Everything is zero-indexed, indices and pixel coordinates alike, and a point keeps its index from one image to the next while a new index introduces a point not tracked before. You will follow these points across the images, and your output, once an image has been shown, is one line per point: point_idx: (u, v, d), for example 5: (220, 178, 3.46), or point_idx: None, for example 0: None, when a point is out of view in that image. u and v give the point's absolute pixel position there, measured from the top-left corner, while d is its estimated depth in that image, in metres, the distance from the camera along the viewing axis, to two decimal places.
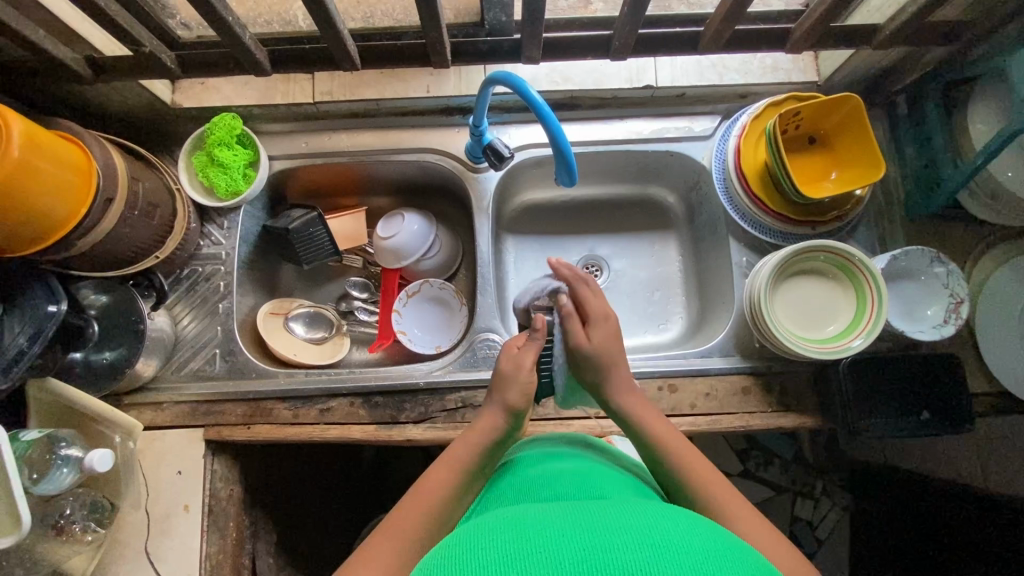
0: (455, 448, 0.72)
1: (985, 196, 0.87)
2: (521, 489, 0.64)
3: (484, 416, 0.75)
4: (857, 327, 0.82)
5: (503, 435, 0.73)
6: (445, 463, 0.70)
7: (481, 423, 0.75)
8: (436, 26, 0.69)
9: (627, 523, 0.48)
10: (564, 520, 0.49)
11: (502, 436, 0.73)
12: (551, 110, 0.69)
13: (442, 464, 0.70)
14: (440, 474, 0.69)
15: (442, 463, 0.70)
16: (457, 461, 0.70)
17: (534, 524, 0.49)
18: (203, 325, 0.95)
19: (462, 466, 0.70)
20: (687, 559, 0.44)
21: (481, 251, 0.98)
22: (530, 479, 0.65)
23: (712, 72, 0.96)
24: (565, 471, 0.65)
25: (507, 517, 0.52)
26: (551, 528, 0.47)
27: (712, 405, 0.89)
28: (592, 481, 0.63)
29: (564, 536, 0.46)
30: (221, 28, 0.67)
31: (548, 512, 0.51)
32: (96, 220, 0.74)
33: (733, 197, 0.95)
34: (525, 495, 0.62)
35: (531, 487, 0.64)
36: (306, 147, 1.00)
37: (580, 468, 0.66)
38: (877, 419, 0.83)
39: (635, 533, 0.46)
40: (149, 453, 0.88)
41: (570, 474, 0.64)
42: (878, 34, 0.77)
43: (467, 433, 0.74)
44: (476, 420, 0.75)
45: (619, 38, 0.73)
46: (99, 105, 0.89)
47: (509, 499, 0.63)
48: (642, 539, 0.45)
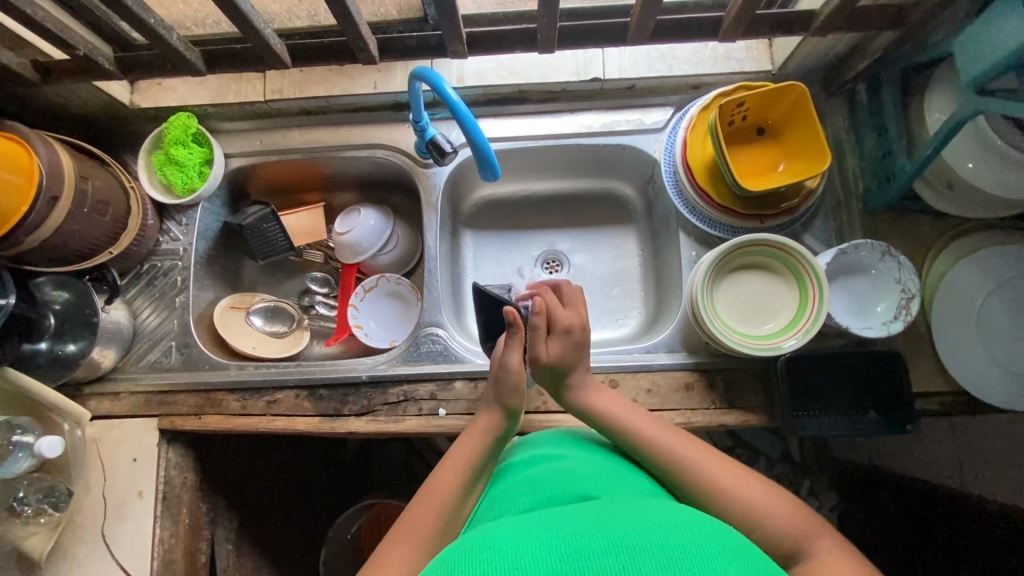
0: (457, 453, 0.73)
1: (940, 185, 0.84)
2: (511, 491, 0.65)
3: (482, 418, 0.77)
4: (794, 327, 0.80)
5: (504, 432, 0.76)
6: (450, 467, 0.71)
7: (478, 425, 0.77)
8: (353, 24, 0.71)
9: (596, 529, 0.48)
10: (540, 531, 0.49)
11: (502, 433, 0.76)
12: (467, 106, 0.70)
13: (448, 466, 0.71)
14: (446, 475, 0.70)
15: (446, 467, 0.71)
16: (460, 463, 0.71)
17: (513, 538, 0.49)
18: (162, 318, 0.98)
19: (468, 466, 0.71)
20: (666, 555, 0.44)
21: (429, 247, 0.98)
22: (515, 485, 0.66)
23: (661, 63, 0.95)
24: (551, 470, 0.65)
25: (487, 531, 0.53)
26: (525, 543, 0.48)
27: (654, 401, 0.88)
28: (577, 477, 0.63)
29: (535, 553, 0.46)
30: (145, 31, 0.69)
31: (531, 525, 0.51)
32: (41, 216, 0.77)
33: (681, 190, 0.93)
34: (512, 499, 0.63)
35: (519, 489, 0.64)
36: (261, 144, 1.02)
37: (563, 467, 0.66)
38: (816, 416, 0.81)
39: (607, 543, 0.46)
40: (105, 441, 0.92)
41: (553, 474, 0.64)
42: (815, 20, 0.74)
43: (465, 437, 0.75)
44: (474, 421, 0.77)
45: (543, 31, 0.73)
46: (59, 107, 0.93)
47: (497, 507, 0.63)
48: (613, 548, 0.45)
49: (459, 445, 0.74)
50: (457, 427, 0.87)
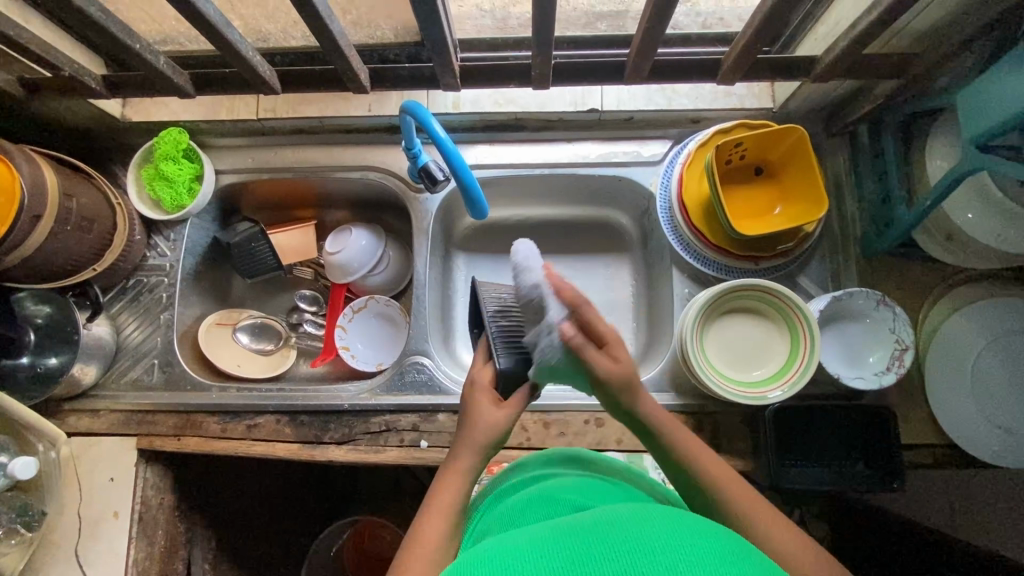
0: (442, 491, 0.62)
1: (940, 236, 0.81)
2: (506, 521, 0.59)
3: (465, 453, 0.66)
4: (784, 376, 0.79)
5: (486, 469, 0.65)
6: (435, 517, 0.60)
7: (457, 463, 0.64)
8: (344, 56, 0.69)
9: (599, 530, 0.45)
10: (541, 539, 0.46)
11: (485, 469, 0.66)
12: (453, 141, 0.67)
13: (433, 517, 0.60)
14: (432, 528, 0.59)
15: (431, 518, 0.60)
16: (447, 512, 0.60)
17: (510, 546, 0.46)
18: (146, 334, 0.97)
19: (455, 515, 0.60)
20: (668, 558, 0.41)
21: (419, 274, 0.97)
22: (508, 513, 0.61)
23: (660, 96, 0.93)
24: (555, 489, 0.62)
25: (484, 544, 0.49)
26: (525, 550, 0.44)
27: (639, 442, 0.86)
28: (572, 494, 0.60)
29: (537, 561, 0.43)
30: (128, 55, 0.68)
31: (530, 533, 0.48)
32: (22, 236, 0.76)
33: (676, 226, 0.92)
34: (508, 522, 0.59)
35: (516, 513, 0.60)
36: (253, 162, 1.01)
37: (555, 488, 0.62)
38: (802, 468, 0.80)
39: (610, 545, 0.43)
40: (84, 459, 0.91)
41: (549, 493, 0.61)
42: (816, 66, 0.73)
43: (444, 477, 0.63)
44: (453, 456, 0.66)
45: (537, 68, 0.72)
46: (49, 119, 0.92)
47: (494, 530, 0.59)
48: (617, 550, 0.42)
49: (439, 488, 0.62)
50: (437, 460, 0.86)
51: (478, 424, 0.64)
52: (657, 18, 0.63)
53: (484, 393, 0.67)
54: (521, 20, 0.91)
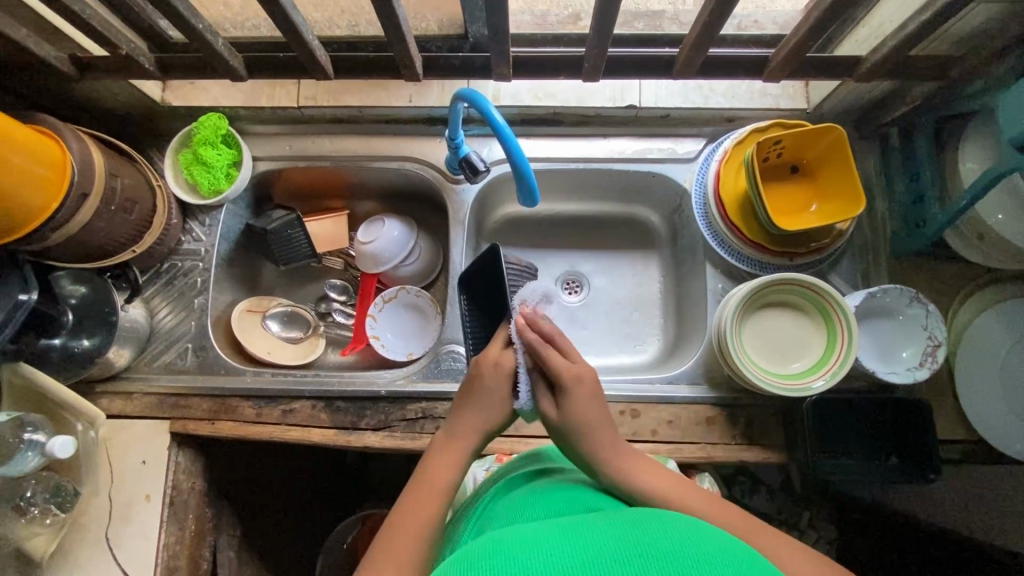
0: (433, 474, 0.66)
1: (972, 237, 0.84)
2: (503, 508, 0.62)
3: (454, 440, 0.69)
4: (822, 367, 0.80)
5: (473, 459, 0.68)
6: (427, 493, 0.63)
7: (454, 436, 0.69)
8: (404, 42, 0.70)
9: (612, 537, 0.46)
10: (554, 536, 0.47)
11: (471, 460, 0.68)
12: (511, 129, 0.69)
13: (427, 491, 0.64)
14: (424, 502, 0.62)
15: (424, 492, 0.63)
16: (437, 490, 0.64)
17: (523, 539, 0.47)
18: (180, 318, 0.97)
19: (447, 492, 0.64)
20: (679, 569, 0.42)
21: (455, 263, 0.98)
22: (509, 500, 0.63)
23: (697, 95, 0.95)
24: (564, 488, 0.62)
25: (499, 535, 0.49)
26: (541, 548, 0.45)
27: (674, 433, 0.88)
28: (581, 493, 0.61)
29: (551, 556, 0.43)
30: (191, 34, 0.68)
31: (541, 529, 0.49)
32: (70, 213, 0.76)
33: (711, 222, 0.93)
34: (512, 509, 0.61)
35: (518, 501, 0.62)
36: (290, 150, 1.01)
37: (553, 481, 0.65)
38: (840, 461, 0.81)
39: (624, 552, 0.43)
40: (116, 441, 0.90)
41: (548, 487, 0.63)
42: (861, 66, 0.75)
43: (440, 452, 0.68)
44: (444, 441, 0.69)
45: (590, 60, 0.74)
46: (90, 101, 0.92)
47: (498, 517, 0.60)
48: (633, 558, 0.43)
49: (436, 462, 0.67)
50: None
51: (480, 409, 0.69)
52: (717, 14, 0.65)
53: (489, 381, 0.70)
54: (561, 17, 0.92)
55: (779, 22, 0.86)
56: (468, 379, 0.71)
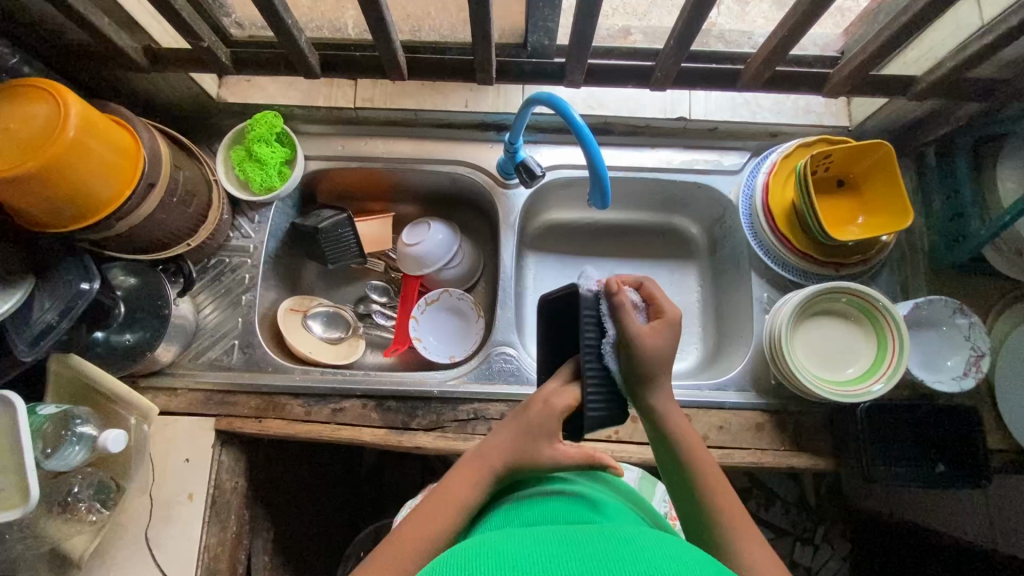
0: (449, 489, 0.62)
1: (1010, 252, 0.87)
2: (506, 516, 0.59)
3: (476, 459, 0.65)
4: (877, 372, 0.82)
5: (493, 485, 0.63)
6: (436, 504, 0.61)
7: (482, 453, 0.65)
8: (488, 45, 0.74)
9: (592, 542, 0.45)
10: (534, 539, 0.46)
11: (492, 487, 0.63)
12: (590, 132, 0.72)
13: (437, 501, 0.61)
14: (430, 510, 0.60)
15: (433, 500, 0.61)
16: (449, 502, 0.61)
17: (520, 545, 0.45)
18: (225, 315, 0.96)
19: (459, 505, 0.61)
20: None
21: (504, 266, 0.99)
22: (514, 508, 0.59)
23: (745, 109, 0.98)
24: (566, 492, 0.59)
25: (485, 538, 0.48)
26: (522, 550, 0.44)
27: (724, 438, 0.88)
28: (590, 500, 0.58)
29: (529, 562, 0.43)
30: (279, 28, 0.71)
31: (535, 534, 0.47)
32: (137, 203, 0.75)
33: (758, 232, 0.96)
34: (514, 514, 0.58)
35: (521, 508, 0.59)
36: (341, 150, 1.02)
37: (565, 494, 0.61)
38: (895, 466, 0.82)
39: (600, 558, 0.43)
40: (159, 437, 0.88)
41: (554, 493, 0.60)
42: (915, 86, 0.79)
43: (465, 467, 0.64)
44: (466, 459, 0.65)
45: (662, 69, 0.78)
46: (149, 94, 0.92)
47: (499, 520, 0.58)
48: (610, 562, 0.42)
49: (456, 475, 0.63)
50: None
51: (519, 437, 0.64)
52: (794, 29, 0.68)
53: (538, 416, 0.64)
54: (614, 31, 0.96)
55: (820, 43, 0.88)
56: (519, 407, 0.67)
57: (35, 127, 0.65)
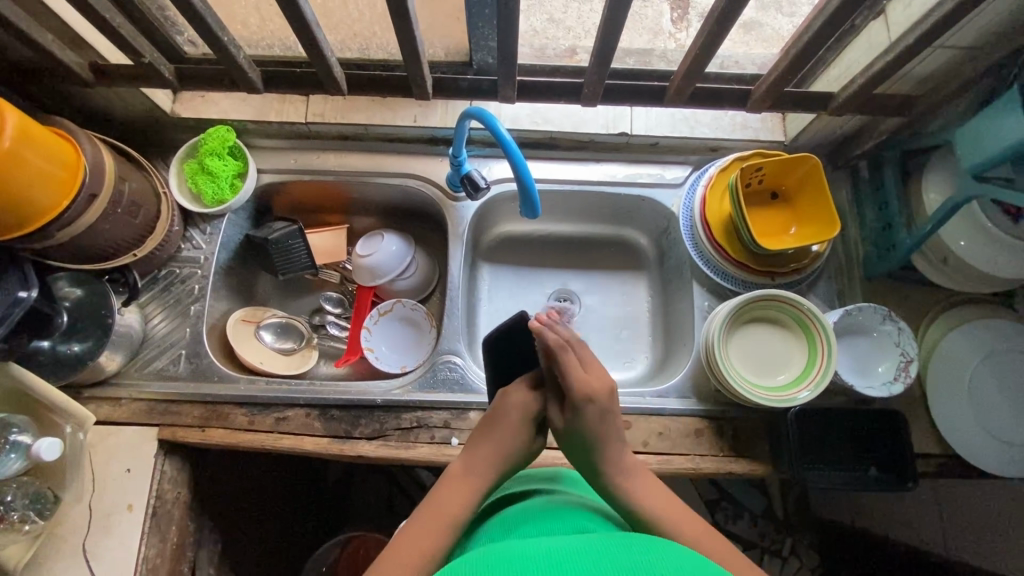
0: (444, 496, 0.62)
1: (935, 259, 0.90)
2: (503, 526, 0.58)
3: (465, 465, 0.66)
4: (806, 378, 0.85)
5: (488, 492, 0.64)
6: (426, 525, 0.58)
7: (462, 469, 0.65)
8: (418, 62, 0.77)
9: (580, 548, 0.45)
10: (528, 547, 0.46)
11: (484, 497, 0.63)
12: (518, 146, 0.75)
13: (428, 520, 0.59)
14: (427, 528, 0.58)
15: (427, 518, 0.59)
16: (441, 521, 0.59)
17: (519, 556, 0.45)
18: (174, 325, 0.97)
19: (453, 523, 0.59)
20: None
21: (452, 275, 1.01)
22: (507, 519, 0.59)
23: (684, 125, 1.02)
24: (558, 503, 0.60)
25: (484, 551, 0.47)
26: (517, 558, 0.44)
27: (664, 445, 0.90)
28: (576, 509, 0.59)
29: (520, 566, 0.43)
30: (217, 47, 0.74)
31: (532, 544, 0.47)
32: (77, 214, 0.77)
33: (698, 243, 0.98)
34: (512, 525, 0.57)
35: (510, 522, 0.58)
36: (294, 163, 1.04)
37: (554, 500, 0.61)
38: (826, 471, 0.84)
39: (596, 564, 0.43)
40: (101, 448, 0.88)
41: (548, 507, 0.59)
42: (833, 101, 0.83)
43: (449, 483, 0.63)
44: (452, 466, 0.66)
45: (590, 86, 0.82)
46: (102, 108, 0.94)
47: (492, 532, 0.57)
48: (599, 568, 0.42)
49: (444, 491, 0.62)
50: None
51: (491, 440, 0.67)
52: (704, 50, 0.73)
53: (508, 419, 0.69)
54: (560, 50, 0.98)
55: (758, 63, 0.93)
56: (489, 412, 0.70)
57: None
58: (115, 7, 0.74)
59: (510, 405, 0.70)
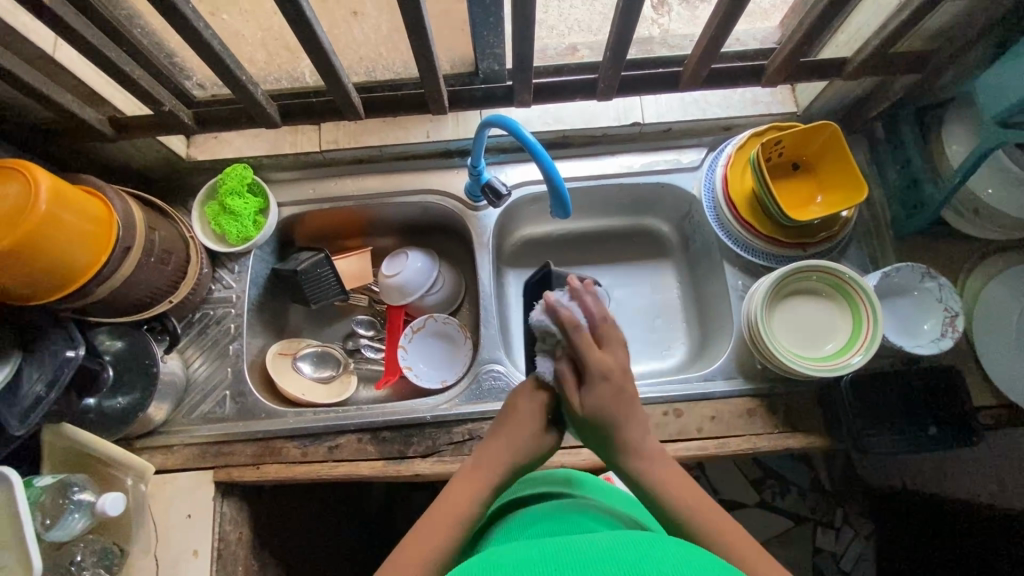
0: (448, 501, 0.61)
1: (967, 212, 0.89)
2: (509, 533, 0.57)
3: (473, 467, 0.65)
4: (855, 344, 0.84)
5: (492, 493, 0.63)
6: (433, 526, 0.58)
7: (471, 472, 0.65)
8: (434, 76, 0.79)
9: (584, 547, 0.43)
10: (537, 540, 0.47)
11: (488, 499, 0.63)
12: (543, 147, 0.76)
13: (431, 525, 0.58)
14: (432, 532, 0.58)
15: (425, 528, 0.58)
16: (449, 519, 0.59)
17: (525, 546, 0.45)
18: (214, 367, 0.97)
19: (455, 528, 0.58)
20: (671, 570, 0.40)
21: (483, 285, 1.01)
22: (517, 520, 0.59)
23: (695, 108, 1.02)
24: (565, 505, 0.60)
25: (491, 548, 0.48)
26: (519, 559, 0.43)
27: (718, 428, 0.89)
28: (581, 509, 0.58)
29: (531, 551, 0.44)
30: (236, 86, 0.75)
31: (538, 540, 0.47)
32: (114, 268, 0.78)
33: (723, 223, 0.98)
34: (519, 530, 0.57)
35: (523, 524, 0.58)
36: (313, 193, 1.05)
37: (560, 507, 0.60)
38: (884, 436, 0.83)
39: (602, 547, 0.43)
40: (159, 497, 0.89)
41: (558, 510, 0.59)
42: (848, 66, 0.84)
43: (452, 489, 0.63)
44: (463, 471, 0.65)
45: (605, 81, 0.83)
46: (120, 161, 0.95)
47: (502, 534, 0.58)
48: (606, 568, 0.41)
49: (448, 495, 0.62)
50: None
51: (506, 441, 0.67)
52: (718, 32, 0.73)
53: (523, 416, 0.69)
54: (562, 49, 0.98)
55: (760, 37, 0.92)
56: (502, 414, 0.71)
57: (8, 206, 0.67)
58: (130, 60, 0.74)
59: (520, 408, 0.70)
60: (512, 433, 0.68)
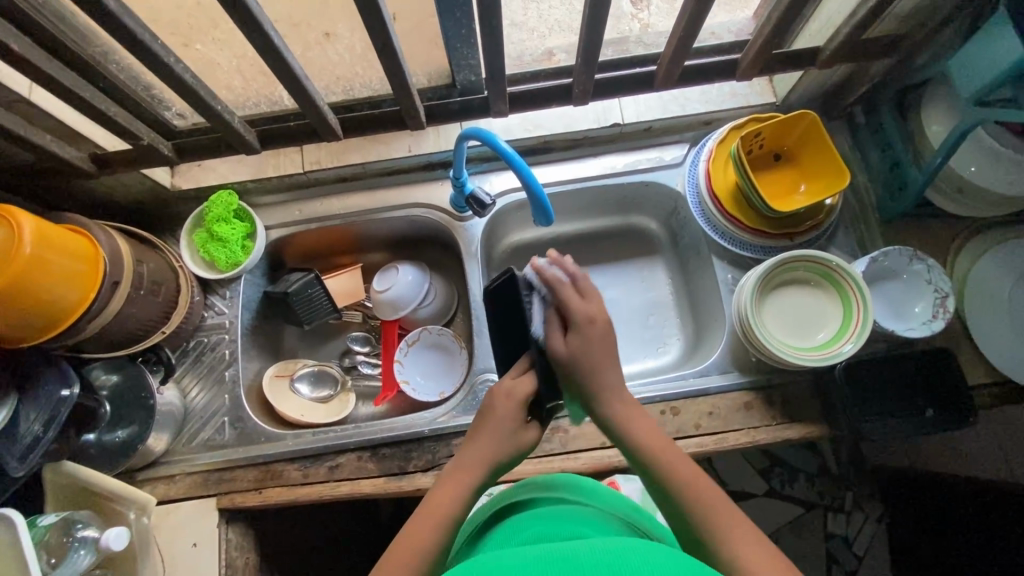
0: (436, 500, 0.62)
1: (951, 191, 0.89)
2: (500, 539, 0.58)
3: (460, 466, 0.64)
4: (845, 332, 0.84)
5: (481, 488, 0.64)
6: (424, 522, 0.59)
7: (458, 470, 0.64)
8: (409, 93, 0.79)
9: (568, 549, 0.43)
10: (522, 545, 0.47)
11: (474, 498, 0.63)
12: (520, 156, 0.76)
13: (423, 518, 0.60)
14: (422, 529, 0.58)
15: (420, 521, 0.59)
16: (438, 514, 0.60)
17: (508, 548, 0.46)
18: (212, 394, 0.97)
19: (447, 522, 0.59)
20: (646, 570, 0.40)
21: (475, 295, 1.02)
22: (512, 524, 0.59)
23: (674, 105, 1.02)
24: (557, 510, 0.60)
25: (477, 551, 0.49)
26: (495, 559, 0.44)
27: (716, 423, 0.89)
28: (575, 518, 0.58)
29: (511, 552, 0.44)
30: (211, 115, 0.75)
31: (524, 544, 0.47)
32: (104, 302, 0.78)
33: (710, 218, 0.98)
34: (510, 536, 0.57)
35: (514, 530, 0.58)
36: (299, 215, 1.05)
37: (552, 512, 0.60)
38: (881, 420, 0.83)
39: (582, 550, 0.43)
40: (164, 528, 0.89)
41: (547, 516, 0.59)
42: (821, 55, 0.84)
43: (444, 483, 0.64)
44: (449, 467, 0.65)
45: (580, 85, 0.83)
46: (105, 195, 0.95)
47: (493, 541, 0.58)
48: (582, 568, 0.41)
49: (439, 489, 0.63)
50: (525, 470, 0.87)
51: (490, 439, 0.65)
52: (688, 30, 0.73)
53: (507, 409, 0.66)
54: (537, 54, 0.98)
55: (733, 30, 0.92)
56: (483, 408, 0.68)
57: None
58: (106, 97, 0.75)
59: (501, 396, 0.67)
60: (494, 429, 0.65)
